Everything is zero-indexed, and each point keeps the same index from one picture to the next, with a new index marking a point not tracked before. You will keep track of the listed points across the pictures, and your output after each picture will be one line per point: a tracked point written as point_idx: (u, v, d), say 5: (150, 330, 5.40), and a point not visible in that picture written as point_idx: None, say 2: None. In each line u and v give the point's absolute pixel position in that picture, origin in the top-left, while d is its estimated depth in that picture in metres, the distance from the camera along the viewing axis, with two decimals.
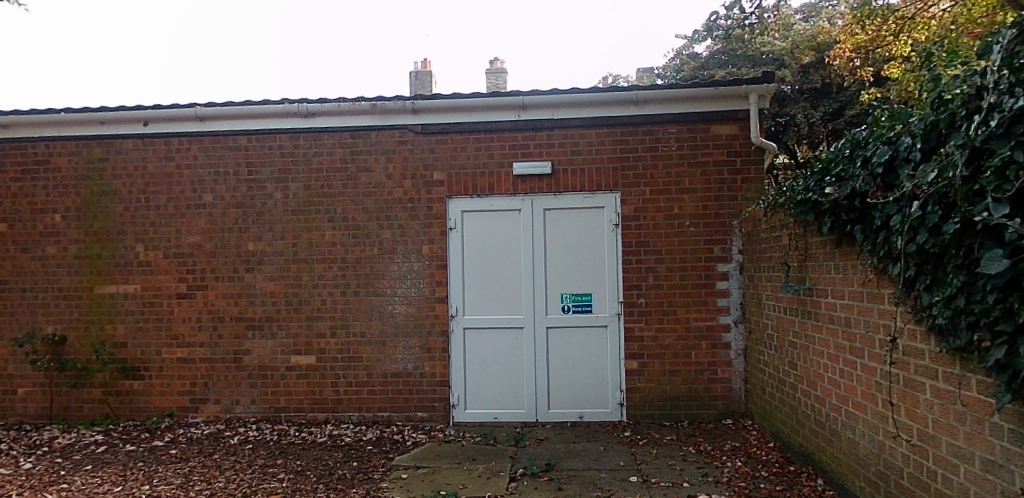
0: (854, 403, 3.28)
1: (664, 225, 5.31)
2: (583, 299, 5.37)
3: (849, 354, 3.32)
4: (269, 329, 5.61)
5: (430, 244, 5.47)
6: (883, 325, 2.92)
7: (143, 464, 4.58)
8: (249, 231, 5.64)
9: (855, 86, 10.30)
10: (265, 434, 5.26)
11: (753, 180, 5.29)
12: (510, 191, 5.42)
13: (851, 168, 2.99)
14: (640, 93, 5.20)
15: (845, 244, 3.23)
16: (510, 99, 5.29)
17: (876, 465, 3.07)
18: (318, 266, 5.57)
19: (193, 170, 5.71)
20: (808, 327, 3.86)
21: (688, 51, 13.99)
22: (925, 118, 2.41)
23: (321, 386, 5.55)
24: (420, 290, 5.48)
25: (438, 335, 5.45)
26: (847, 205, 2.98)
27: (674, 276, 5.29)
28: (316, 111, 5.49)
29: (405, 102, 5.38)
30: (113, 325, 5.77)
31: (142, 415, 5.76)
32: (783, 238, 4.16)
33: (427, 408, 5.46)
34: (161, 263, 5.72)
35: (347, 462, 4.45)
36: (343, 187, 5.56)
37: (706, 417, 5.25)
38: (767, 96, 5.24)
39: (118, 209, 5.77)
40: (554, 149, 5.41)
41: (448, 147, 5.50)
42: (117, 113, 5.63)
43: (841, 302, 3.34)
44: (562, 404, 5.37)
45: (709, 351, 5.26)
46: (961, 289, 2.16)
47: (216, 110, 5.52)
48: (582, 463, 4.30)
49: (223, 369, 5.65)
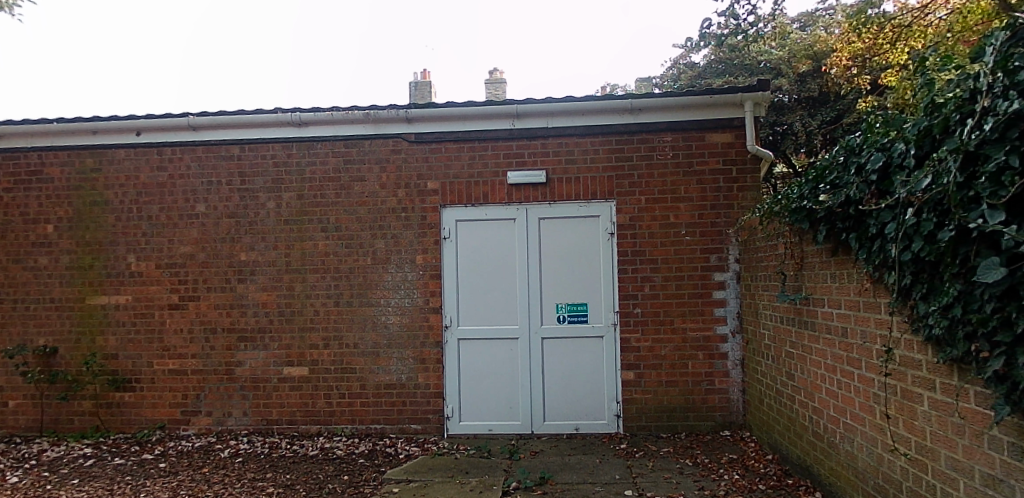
0: (852, 414, 3.22)
1: (660, 235, 5.27)
2: (579, 309, 5.31)
3: (847, 365, 3.26)
4: (261, 340, 5.55)
5: (424, 253, 5.43)
6: (880, 335, 2.87)
7: (130, 478, 4.50)
8: (241, 241, 5.59)
9: (853, 94, 10.31)
10: (256, 447, 5.19)
11: (750, 188, 5.25)
12: (505, 201, 5.39)
13: (845, 175, 2.95)
14: (635, 101, 5.17)
15: (841, 253, 3.18)
16: (504, 108, 5.27)
17: (874, 478, 3.00)
18: (311, 276, 5.52)
19: (187, 180, 5.67)
20: (805, 337, 3.79)
21: (687, 60, 14.03)
22: (919, 123, 2.37)
23: (314, 398, 5.48)
24: (413, 300, 5.43)
25: (432, 346, 5.39)
26: (842, 213, 2.93)
27: (671, 285, 5.24)
28: (309, 121, 5.46)
29: (399, 110, 5.35)
30: (104, 336, 5.71)
31: (133, 428, 5.69)
32: (780, 247, 4.11)
33: (421, 420, 5.39)
34: (153, 273, 5.68)
35: (337, 476, 4.38)
36: (336, 196, 5.53)
37: (703, 429, 5.18)
38: (763, 104, 5.22)
39: (111, 219, 5.73)
40: (549, 158, 5.38)
41: (442, 156, 5.47)
42: (110, 123, 5.60)
43: (838, 311, 3.29)
44: (556, 415, 5.29)
45: (707, 361, 5.20)
46: (958, 299, 2.11)
47: (208, 120, 5.50)
48: (577, 476, 4.22)
49: (216, 381, 5.58)
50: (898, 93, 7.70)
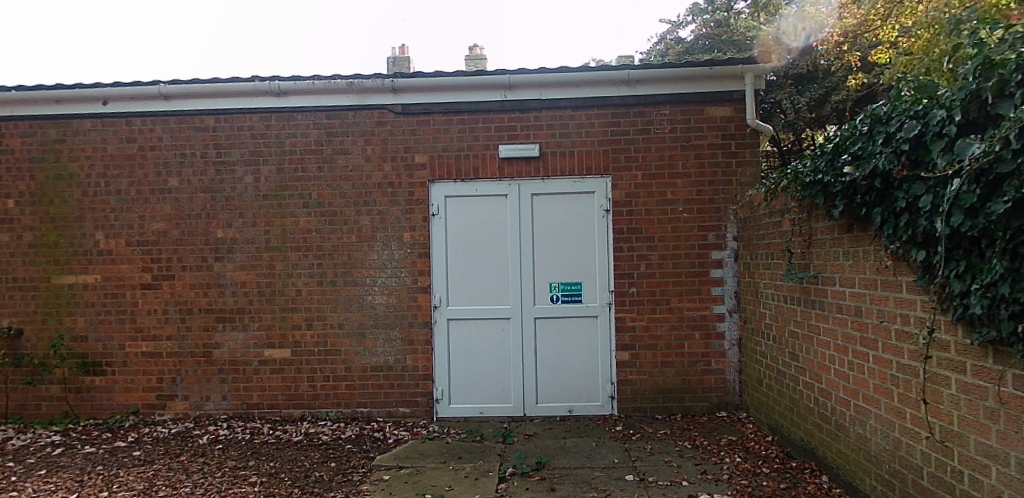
0: (865, 397, 3.11)
1: (657, 211, 5.10)
2: (573, 288, 5.14)
3: (860, 346, 3.14)
4: (240, 320, 5.29)
5: (412, 231, 5.19)
6: (900, 316, 2.74)
7: (102, 468, 4.24)
8: (218, 217, 5.29)
9: (842, 71, 10.00)
10: (236, 432, 4.96)
11: (749, 163, 5.09)
12: (497, 176, 5.16)
13: (869, 145, 2.77)
14: (632, 71, 4.96)
15: (856, 229, 3.06)
16: (496, 78, 5.03)
17: (890, 463, 2.90)
18: (292, 254, 5.25)
19: (158, 152, 5.34)
20: (812, 317, 3.67)
21: (674, 36, 13.77)
22: (965, 86, 2.22)
23: (297, 381, 5.26)
24: (401, 279, 5.20)
25: (421, 326, 5.18)
26: (864, 186, 2.77)
27: (667, 264, 5.09)
28: (289, 90, 5.16)
29: (385, 80, 5.08)
30: (73, 317, 5.39)
31: (104, 414, 5.41)
32: (785, 223, 3.96)
33: (410, 403, 5.20)
34: (123, 251, 5.36)
35: (324, 463, 4.18)
36: (318, 170, 5.25)
37: (699, 410, 5.07)
38: (762, 77, 5.06)
39: (77, 194, 5.38)
40: (542, 131, 5.15)
41: (430, 128, 5.21)
42: (75, 90, 5.25)
43: (851, 290, 3.17)
44: (549, 397, 5.15)
45: (703, 341, 5.08)
46: (1004, 276, 2.00)
47: (181, 88, 5.18)
48: (575, 460, 4.08)
49: (192, 364, 5.32)
50: (895, 68, 7.61)
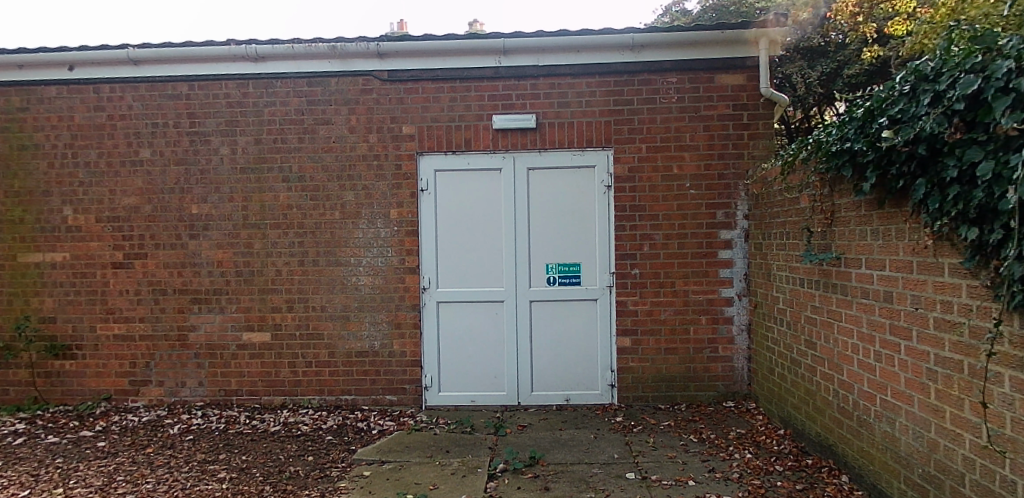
0: (894, 392, 2.79)
1: (662, 188, 4.74)
2: (571, 270, 4.80)
3: (890, 336, 2.81)
4: (218, 302, 4.95)
5: (399, 207, 4.83)
6: (941, 303, 2.41)
7: (62, 461, 3.94)
8: (192, 192, 4.93)
9: (856, 44, 9.65)
10: (211, 421, 4.66)
11: (762, 136, 4.71)
12: (490, 148, 4.78)
13: (912, 108, 2.40)
14: (637, 35, 4.57)
15: (889, 205, 2.70)
16: (489, 42, 4.63)
17: (923, 467, 2.59)
18: (271, 232, 4.90)
19: (128, 121, 4.96)
20: (833, 302, 3.34)
21: (681, 8, 13.28)
22: None
23: (277, 366, 4.95)
24: (388, 259, 4.86)
25: (409, 309, 4.85)
26: (904, 155, 2.41)
27: (672, 244, 4.74)
28: (266, 55, 4.76)
29: (369, 43, 4.69)
30: (39, 298, 5.06)
31: (75, 400, 5.10)
32: (804, 200, 3.61)
33: (397, 391, 4.89)
34: (92, 228, 5.00)
35: (301, 457, 3.88)
36: (299, 141, 4.87)
37: (704, 400, 4.77)
38: (779, 42, 4.66)
39: (41, 166, 5.00)
40: (540, 100, 4.77)
41: (419, 96, 4.82)
42: (37, 54, 4.85)
43: (880, 273, 2.83)
44: (545, 385, 4.84)
45: (710, 326, 4.75)
46: None
47: (151, 52, 4.79)
48: (571, 455, 3.79)
49: (167, 348, 5.00)
50: (917, 38, 7.02)
